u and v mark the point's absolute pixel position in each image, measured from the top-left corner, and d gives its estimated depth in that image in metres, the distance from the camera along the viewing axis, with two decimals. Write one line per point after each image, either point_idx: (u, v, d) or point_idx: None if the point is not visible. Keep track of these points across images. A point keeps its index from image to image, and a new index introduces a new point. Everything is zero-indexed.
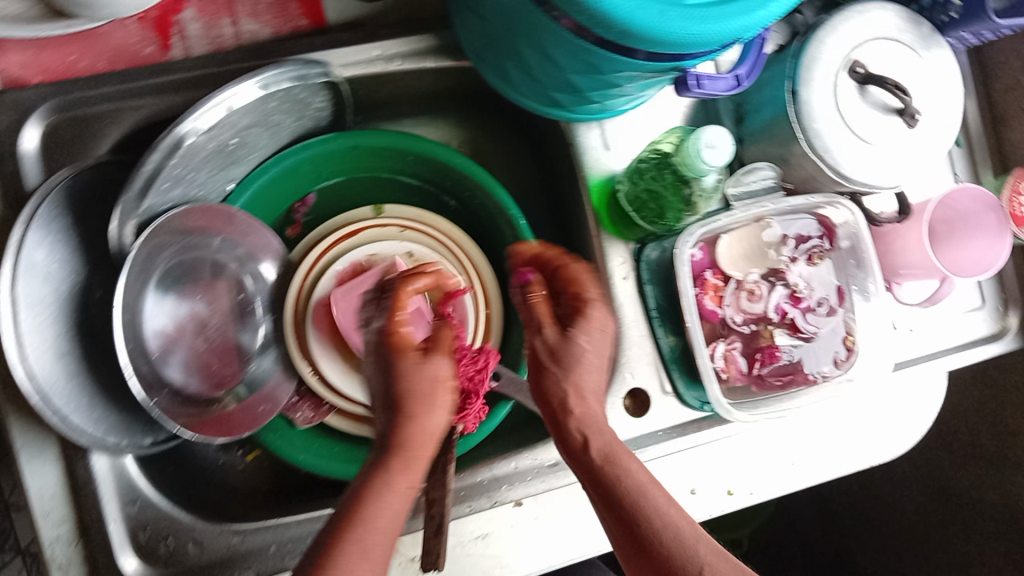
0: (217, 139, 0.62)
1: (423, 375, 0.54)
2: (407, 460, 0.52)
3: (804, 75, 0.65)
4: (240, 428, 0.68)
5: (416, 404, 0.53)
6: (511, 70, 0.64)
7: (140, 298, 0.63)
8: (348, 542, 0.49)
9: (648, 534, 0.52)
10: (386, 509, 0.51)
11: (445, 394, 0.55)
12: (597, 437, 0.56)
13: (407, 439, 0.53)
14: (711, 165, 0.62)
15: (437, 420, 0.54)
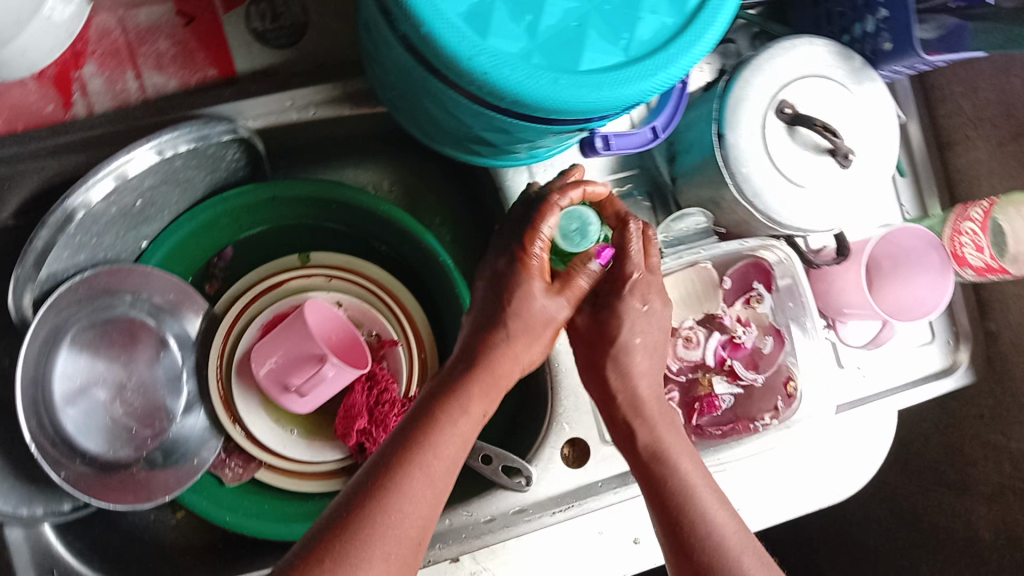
0: (120, 202, 0.60)
1: (531, 310, 0.57)
2: (484, 385, 0.55)
3: (730, 118, 0.63)
4: (158, 493, 0.65)
5: (509, 349, 0.57)
6: (425, 120, 0.61)
7: (47, 366, 0.62)
8: (408, 466, 0.51)
9: (690, 535, 0.55)
10: (459, 432, 0.53)
11: (550, 331, 0.58)
12: (655, 432, 0.59)
13: (498, 371, 0.56)
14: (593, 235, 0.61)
15: (531, 355, 0.58)
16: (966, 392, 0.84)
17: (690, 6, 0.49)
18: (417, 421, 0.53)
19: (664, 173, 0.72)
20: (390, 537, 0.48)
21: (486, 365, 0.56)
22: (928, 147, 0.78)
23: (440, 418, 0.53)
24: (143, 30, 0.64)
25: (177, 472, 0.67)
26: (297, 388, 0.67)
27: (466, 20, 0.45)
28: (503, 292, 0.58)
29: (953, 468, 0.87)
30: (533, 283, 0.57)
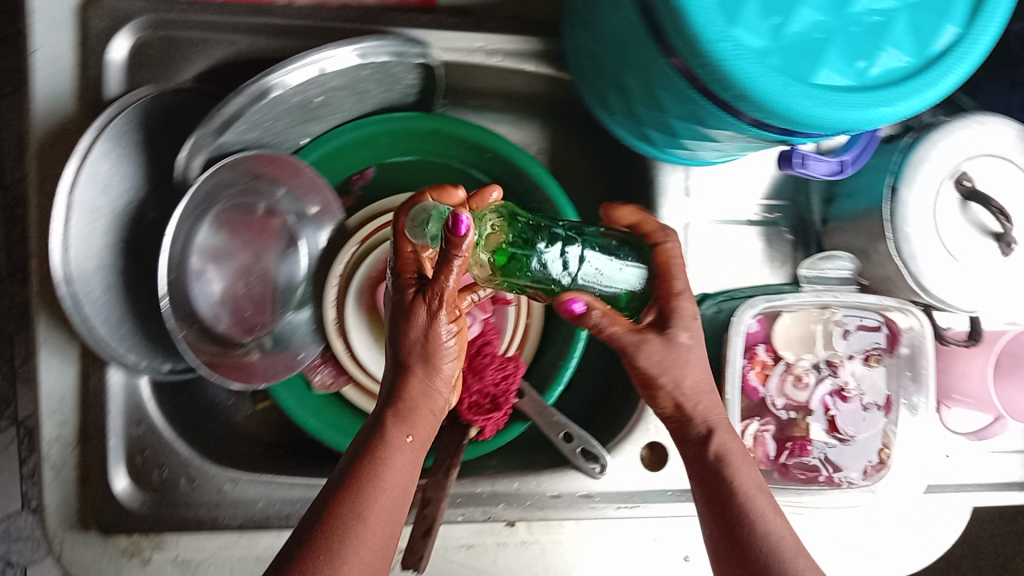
0: (301, 96, 0.60)
1: (442, 357, 0.53)
2: (410, 414, 0.54)
3: (909, 174, 0.62)
4: (258, 378, 0.66)
5: (419, 380, 0.54)
6: (612, 96, 0.61)
7: (192, 230, 0.62)
8: (345, 506, 0.50)
9: (750, 534, 0.52)
10: (395, 469, 0.52)
11: (450, 357, 0.54)
12: (719, 437, 0.56)
13: (411, 404, 0.54)
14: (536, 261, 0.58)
15: (440, 386, 0.55)
16: None
17: (934, 51, 0.48)
18: (359, 456, 0.52)
19: (816, 213, 0.72)
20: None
21: (406, 403, 0.53)
22: None
23: (375, 455, 0.52)
24: None
25: (277, 363, 0.68)
26: None
27: (720, 5, 0.45)
28: (403, 330, 0.53)
29: None
30: (420, 311, 0.52)
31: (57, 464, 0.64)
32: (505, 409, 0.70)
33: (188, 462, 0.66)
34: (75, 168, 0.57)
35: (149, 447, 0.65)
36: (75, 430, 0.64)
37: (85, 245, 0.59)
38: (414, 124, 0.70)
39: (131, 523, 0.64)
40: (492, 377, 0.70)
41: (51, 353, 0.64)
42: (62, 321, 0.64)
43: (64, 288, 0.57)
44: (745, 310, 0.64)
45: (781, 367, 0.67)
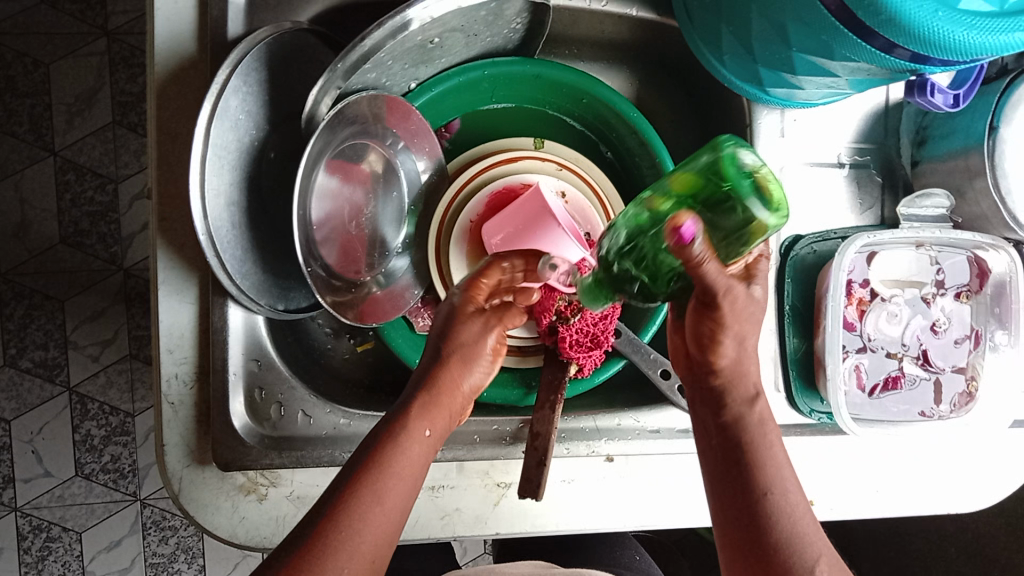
0: (424, 34, 0.62)
1: (473, 342, 0.64)
2: (429, 409, 0.59)
3: (1008, 113, 0.64)
4: (371, 318, 0.69)
5: (454, 368, 0.62)
6: (724, 35, 0.63)
7: (316, 167, 0.63)
8: (367, 481, 0.52)
9: (762, 509, 0.52)
10: (412, 449, 0.56)
11: (486, 360, 0.65)
12: (744, 412, 0.57)
13: (440, 389, 0.61)
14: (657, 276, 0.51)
15: (467, 381, 0.63)
16: None
17: None
18: (379, 441, 0.55)
19: (905, 155, 0.73)
20: (345, 539, 0.49)
21: (432, 390, 0.60)
22: None
23: (398, 440, 0.56)
24: None
25: (384, 305, 0.71)
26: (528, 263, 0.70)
27: None
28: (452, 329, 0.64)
29: None
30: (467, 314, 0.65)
31: (176, 402, 0.65)
32: (606, 346, 0.70)
33: (304, 399, 0.67)
34: (210, 103, 0.58)
35: (267, 384, 0.66)
36: (193, 368, 0.65)
37: (216, 181, 0.60)
38: (517, 69, 0.71)
39: (249, 460, 0.65)
40: (593, 317, 0.68)
41: (171, 292, 0.65)
42: (182, 260, 0.65)
43: (200, 222, 0.59)
44: (846, 249, 0.66)
45: (877, 303, 0.69)
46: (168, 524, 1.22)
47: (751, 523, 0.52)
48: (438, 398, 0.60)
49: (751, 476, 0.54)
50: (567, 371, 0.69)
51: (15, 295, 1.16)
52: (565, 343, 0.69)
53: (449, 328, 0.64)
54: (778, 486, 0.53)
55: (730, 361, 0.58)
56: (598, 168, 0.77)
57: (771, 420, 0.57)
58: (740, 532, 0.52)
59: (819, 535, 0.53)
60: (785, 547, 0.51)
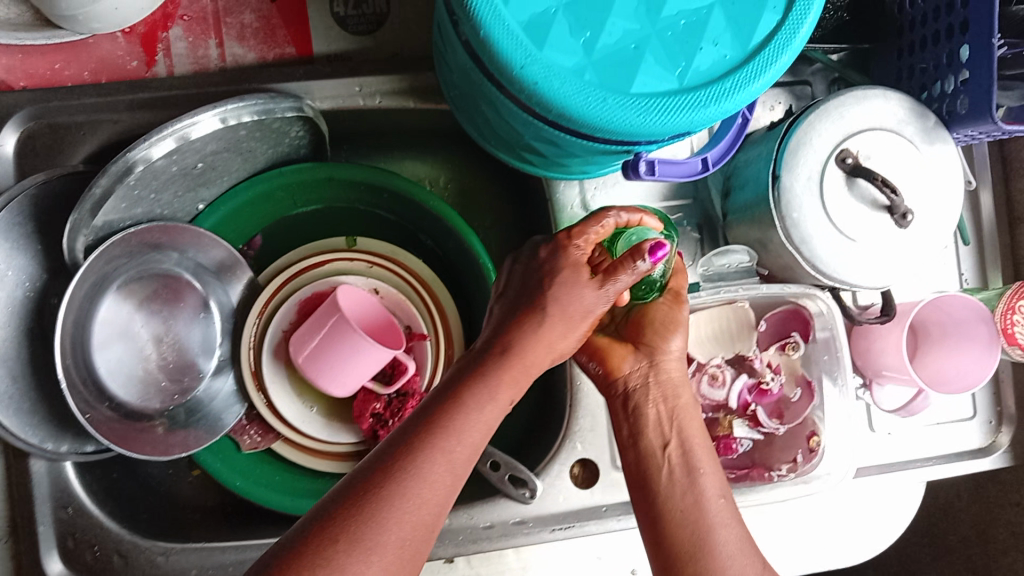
0: (179, 163, 0.62)
1: (576, 299, 0.55)
2: (512, 371, 0.53)
3: (789, 161, 0.62)
4: (179, 448, 0.67)
5: (558, 323, 0.55)
6: (480, 122, 0.62)
7: (86, 310, 0.64)
8: (429, 447, 0.49)
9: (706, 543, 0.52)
10: (484, 420, 0.51)
11: (589, 326, 0.56)
12: (689, 459, 0.55)
13: (538, 341, 0.54)
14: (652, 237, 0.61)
15: (565, 344, 0.55)
16: (1006, 477, 0.83)
17: (754, 42, 0.48)
18: (454, 395, 0.51)
19: (717, 206, 0.71)
20: (397, 518, 0.46)
21: (518, 351, 0.53)
22: (996, 218, 0.75)
23: (464, 406, 0.51)
24: (232, 1, 0.68)
25: (199, 431, 0.69)
26: (335, 371, 0.68)
27: (525, 30, 0.45)
28: (545, 279, 0.56)
29: (982, 553, 0.86)
30: (576, 269, 0.56)
31: None
32: None
33: (120, 538, 0.66)
34: None
35: (78, 529, 0.66)
36: (6, 520, 0.66)
37: None
38: (308, 175, 0.71)
39: None
40: None
41: None
42: None
43: None
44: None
45: (694, 368, 0.68)
46: None
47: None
48: (518, 364, 0.53)
49: (696, 544, 0.52)
50: None
51: None
52: None
53: (552, 275, 0.56)
54: (723, 543, 0.52)
55: (663, 377, 0.58)
56: (418, 257, 0.76)
57: (711, 458, 0.56)
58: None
59: (759, 568, 0.53)
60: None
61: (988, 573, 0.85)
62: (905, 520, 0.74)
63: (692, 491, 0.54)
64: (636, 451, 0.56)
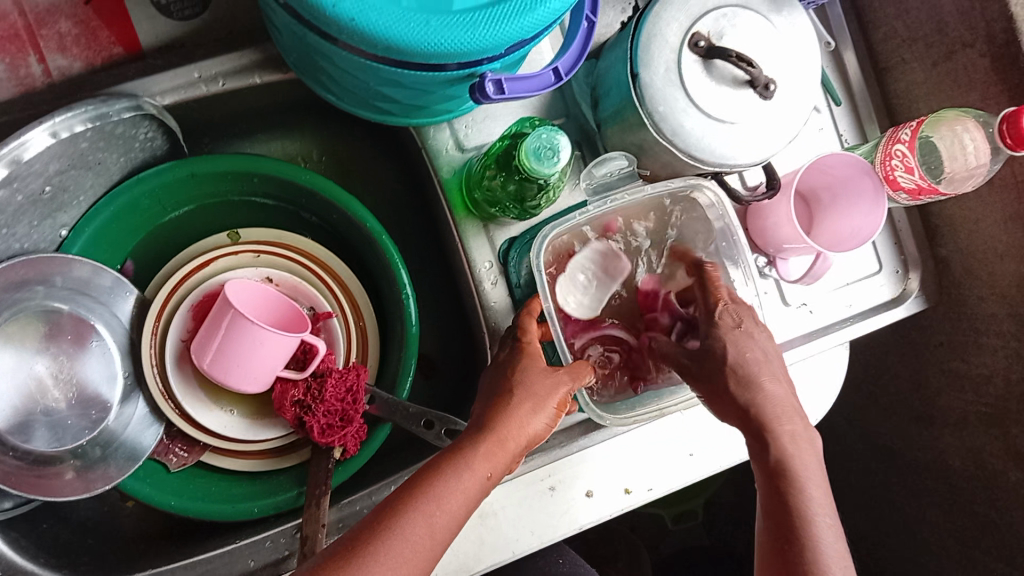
0: (24, 189, 0.59)
1: (537, 381, 0.59)
2: (491, 447, 0.56)
3: (643, 56, 0.61)
4: (100, 482, 0.66)
5: (519, 412, 0.58)
6: (327, 81, 0.60)
7: None
8: (414, 516, 0.52)
9: (800, 555, 0.54)
10: (464, 494, 0.54)
11: (554, 405, 0.60)
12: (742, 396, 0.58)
13: (506, 429, 0.57)
14: (559, 162, 0.56)
15: (535, 424, 0.59)
16: (924, 321, 0.85)
17: None
18: (437, 472, 0.55)
19: (590, 120, 0.70)
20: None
21: (494, 429, 0.57)
22: (864, 74, 0.76)
23: (447, 474, 0.54)
24: (42, 11, 0.63)
25: (119, 461, 0.67)
26: (241, 366, 0.65)
27: None
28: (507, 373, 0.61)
29: (920, 400, 0.88)
30: (533, 360, 0.61)
31: None
32: (359, 420, 0.68)
33: None
34: None
35: None
36: None
37: None
38: (168, 176, 0.67)
39: None
40: (336, 394, 0.68)
41: None
42: None
43: None
44: (539, 246, 0.63)
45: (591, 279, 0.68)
46: None
47: (786, 522, 0.56)
48: (495, 440, 0.56)
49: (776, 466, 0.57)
50: (331, 458, 0.67)
51: None
52: (316, 431, 0.67)
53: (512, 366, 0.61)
54: (796, 465, 0.57)
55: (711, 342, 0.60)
56: (306, 236, 0.74)
57: (764, 361, 0.59)
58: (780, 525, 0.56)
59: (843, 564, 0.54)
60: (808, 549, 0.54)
61: (929, 417, 0.87)
62: (833, 391, 0.75)
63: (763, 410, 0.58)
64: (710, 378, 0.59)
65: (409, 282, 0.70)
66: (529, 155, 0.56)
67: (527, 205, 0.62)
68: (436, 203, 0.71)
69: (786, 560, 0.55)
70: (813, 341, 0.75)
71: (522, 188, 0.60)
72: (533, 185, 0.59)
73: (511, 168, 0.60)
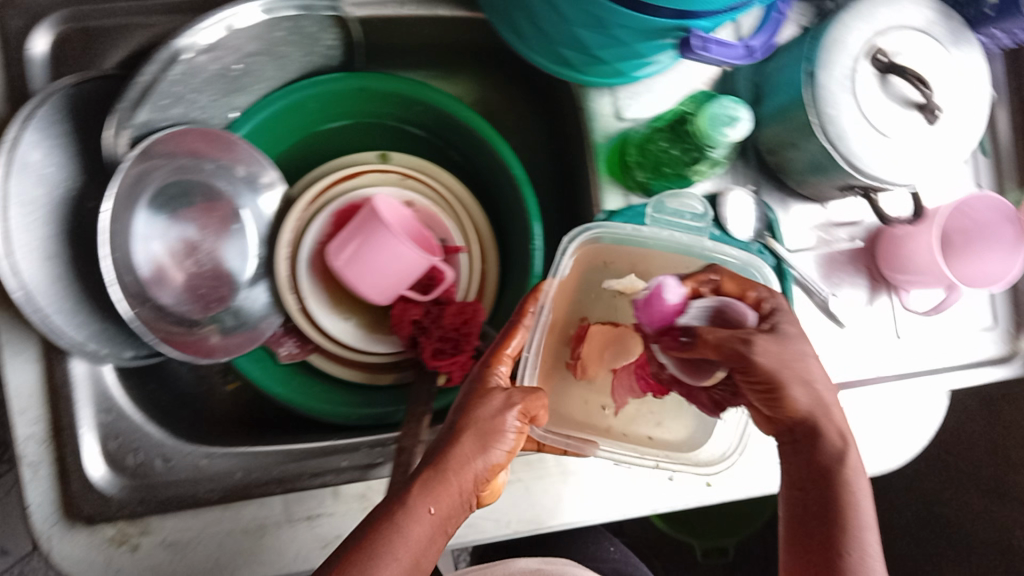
0: (217, 63, 0.62)
1: (485, 411, 0.55)
2: (433, 487, 0.52)
3: (824, 58, 0.63)
4: (220, 354, 0.68)
5: (461, 449, 0.54)
6: (522, 20, 0.62)
7: (128, 216, 0.62)
8: (357, 571, 0.49)
9: (837, 565, 0.52)
10: (410, 544, 0.50)
11: (508, 435, 0.55)
12: (802, 401, 0.56)
13: (448, 468, 0.53)
14: (732, 136, 0.58)
15: (491, 453, 0.54)
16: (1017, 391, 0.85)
17: None
18: (381, 523, 0.51)
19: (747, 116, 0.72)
20: None
21: (441, 467, 0.53)
22: (1014, 133, 0.77)
23: (394, 520, 0.51)
24: None
25: (240, 337, 0.70)
26: (368, 269, 0.69)
27: None
28: (465, 408, 0.56)
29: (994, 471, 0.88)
30: (492, 394, 0.56)
31: (35, 461, 0.64)
32: (470, 353, 0.70)
33: (161, 444, 0.67)
34: (3, 163, 0.57)
35: (122, 432, 0.66)
36: (48, 425, 0.65)
37: (30, 241, 0.60)
38: (341, 85, 0.70)
39: (110, 513, 0.64)
40: (453, 323, 0.70)
41: (14, 354, 0.64)
42: (21, 321, 0.65)
43: (10, 281, 0.58)
44: (559, 258, 0.62)
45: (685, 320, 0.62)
46: None
47: (828, 534, 0.54)
48: (440, 481, 0.52)
49: (824, 454, 0.56)
50: (435, 382, 0.69)
51: None
52: (428, 353, 0.69)
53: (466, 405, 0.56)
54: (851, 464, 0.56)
55: (775, 324, 0.57)
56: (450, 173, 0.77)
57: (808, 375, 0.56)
58: (824, 534, 0.54)
59: None
60: (854, 571, 0.52)
61: None
62: (925, 435, 0.75)
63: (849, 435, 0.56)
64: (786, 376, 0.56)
65: (540, 236, 0.71)
66: (708, 118, 0.58)
67: (682, 174, 0.65)
68: (580, 165, 0.74)
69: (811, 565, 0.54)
70: (904, 382, 0.75)
71: (691, 158, 0.64)
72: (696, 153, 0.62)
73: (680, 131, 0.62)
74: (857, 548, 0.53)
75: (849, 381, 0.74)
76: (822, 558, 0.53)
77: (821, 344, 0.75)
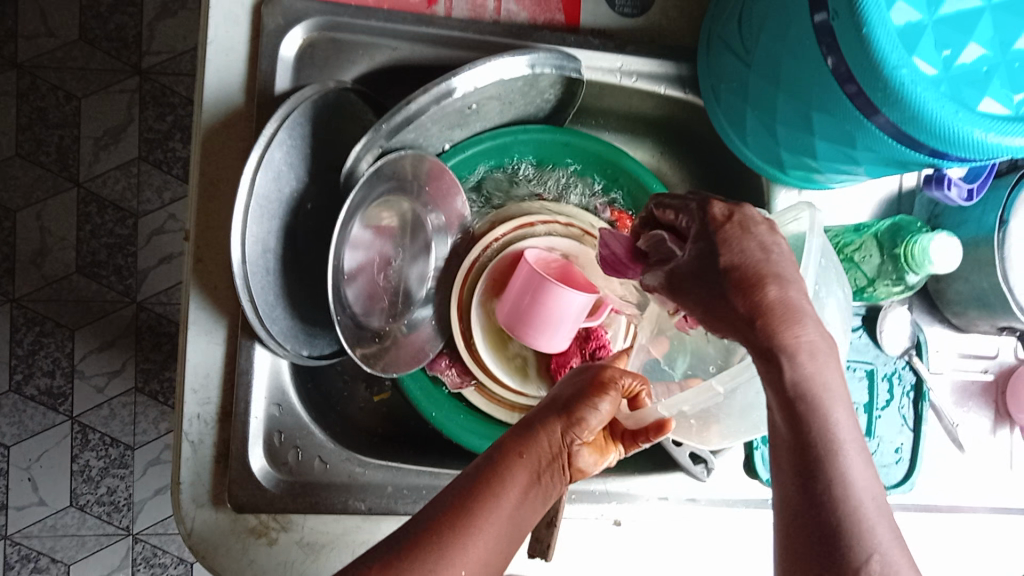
0: (464, 100, 0.65)
1: (574, 385, 0.58)
2: (528, 440, 0.54)
3: (1017, 205, 0.68)
4: (392, 368, 0.70)
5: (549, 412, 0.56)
6: (751, 118, 0.66)
7: (349, 226, 0.64)
8: (453, 506, 0.49)
9: (825, 503, 0.42)
10: (507, 486, 0.51)
11: (600, 400, 0.56)
12: (759, 316, 0.44)
13: (540, 426, 0.55)
14: (936, 269, 0.63)
15: (585, 419, 0.56)
16: None
17: None
18: (477, 474, 0.52)
19: None
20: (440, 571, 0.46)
21: (536, 427, 0.55)
22: None
23: (488, 466, 0.52)
24: None
25: (405, 356, 0.72)
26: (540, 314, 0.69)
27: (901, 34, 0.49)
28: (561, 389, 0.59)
29: None
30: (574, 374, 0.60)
31: (197, 439, 0.66)
32: None
33: (321, 445, 0.69)
34: (257, 156, 0.60)
35: (287, 428, 0.68)
36: (216, 408, 0.66)
37: (257, 234, 0.62)
38: (549, 136, 0.74)
39: (263, 504, 0.66)
40: None
41: (200, 334, 0.65)
42: (213, 304, 0.66)
43: (238, 268, 0.60)
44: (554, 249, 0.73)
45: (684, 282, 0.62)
46: (157, 562, 1.31)
47: (808, 464, 0.43)
48: (535, 436, 0.54)
49: (815, 382, 0.43)
50: None
51: (26, 320, 1.26)
52: None
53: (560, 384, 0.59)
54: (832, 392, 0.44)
55: (703, 245, 0.47)
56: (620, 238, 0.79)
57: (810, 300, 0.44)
58: (798, 459, 0.43)
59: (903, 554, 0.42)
60: (834, 504, 0.42)
61: None
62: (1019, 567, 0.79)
63: (792, 348, 0.43)
64: (706, 286, 0.46)
65: None
66: (920, 250, 0.62)
67: (869, 284, 0.69)
68: None
69: (815, 527, 0.42)
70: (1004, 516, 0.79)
71: (876, 270, 0.67)
72: (895, 274, 0.66)
73: (880, 250, 0.67)
74: (835, 470, 0.42)
75: (959, 504, 0.78)
76: (806, 494, 0.43)
77: (940, 463, 0.78)
